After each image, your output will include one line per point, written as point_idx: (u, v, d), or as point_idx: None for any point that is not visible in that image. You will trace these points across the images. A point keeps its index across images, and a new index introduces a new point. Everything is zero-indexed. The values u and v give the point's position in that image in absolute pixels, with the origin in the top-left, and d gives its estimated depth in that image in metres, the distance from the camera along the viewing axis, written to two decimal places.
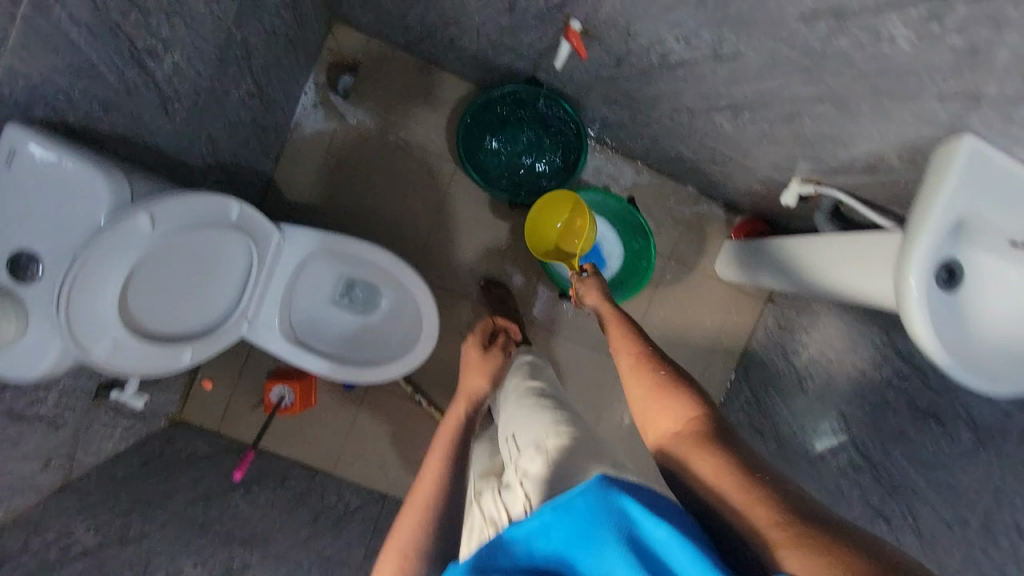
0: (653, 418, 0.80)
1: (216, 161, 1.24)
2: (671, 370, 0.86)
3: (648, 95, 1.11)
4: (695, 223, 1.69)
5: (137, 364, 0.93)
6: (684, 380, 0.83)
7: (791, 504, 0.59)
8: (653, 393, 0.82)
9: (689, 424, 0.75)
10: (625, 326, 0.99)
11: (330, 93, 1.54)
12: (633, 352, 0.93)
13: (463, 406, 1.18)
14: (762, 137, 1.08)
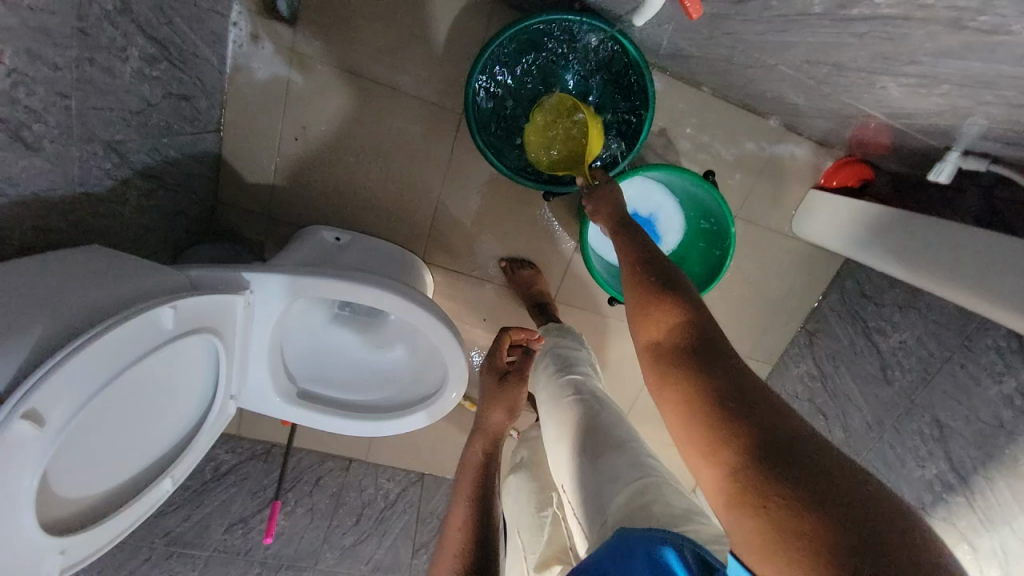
0: (641, 330, 0.76)
1: (133, 169, 0.88)
2: (671, 291, 0.76)
3: (774, 38, 0.70)
4: (773, 168, 1.32)
5: (99, 541, 0.66)
6: (681, 302, 0.74)
7: (764, 437, 0.55)
8: (639, 306, 0.78)
9: (675, 343, 0.70)
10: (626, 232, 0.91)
11: (270, 21, 1.05)
12: (624, 253, 0.88)
13: (479, 447, 0.99)
14: (946, 108, 0.70)
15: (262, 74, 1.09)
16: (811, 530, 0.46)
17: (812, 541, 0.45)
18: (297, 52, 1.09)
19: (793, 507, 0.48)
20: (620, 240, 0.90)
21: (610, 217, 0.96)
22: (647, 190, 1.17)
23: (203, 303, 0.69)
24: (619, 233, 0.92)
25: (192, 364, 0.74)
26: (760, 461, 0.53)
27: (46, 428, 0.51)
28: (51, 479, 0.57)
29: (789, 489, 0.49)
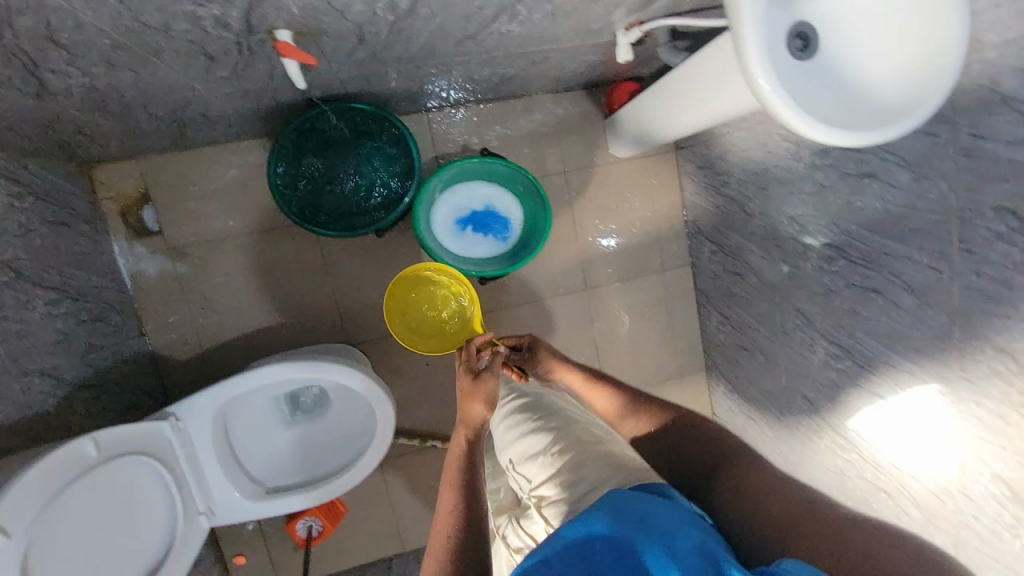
0: (654, 439, 0.99)
1: (72, 386, 1.10)
2: (657, 402, 1.03)
3: (420, 47, 0.96)
4: (567, 124, 1.57)
5: None
6: (670, 409, 1.01)
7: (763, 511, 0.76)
8: (648, 420, 1.02)
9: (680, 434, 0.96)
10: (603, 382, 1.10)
11: (145, 237, 1.36)
12: (612, 402, 1.07)
13: (462, 436, 1.00)
14: (557, 16, 0.94)
15: (156, 275, 1.37)
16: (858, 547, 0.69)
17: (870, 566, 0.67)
18: (173, 247, 1.37)
19: (824, 530, 0.71)
20: (598, 375, 1.11)
21: (582, 372, 1.12)
22: (466, 191, 1.39)
23: (125, 431, 0.88)
24: (599, 382, 1.10)
25: (144, 487, 0.90)
26: (783, 498, 0.77)
27: (10, 538, 0.66)
28: None
29: (809, 518, 0.73)
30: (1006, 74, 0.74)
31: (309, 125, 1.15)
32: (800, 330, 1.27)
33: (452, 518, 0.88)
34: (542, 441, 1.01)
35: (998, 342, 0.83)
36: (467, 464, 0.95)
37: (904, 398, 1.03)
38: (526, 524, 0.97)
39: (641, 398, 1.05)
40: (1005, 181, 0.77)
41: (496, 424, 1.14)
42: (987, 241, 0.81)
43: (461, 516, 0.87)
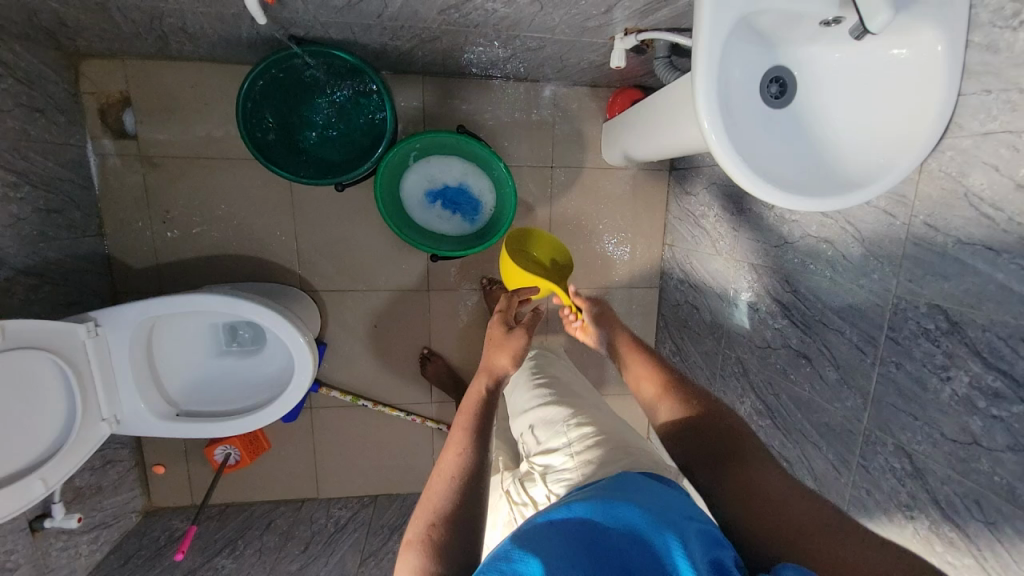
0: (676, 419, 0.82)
1: (14, 269, 1.12)
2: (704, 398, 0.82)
3: (400, 6, 0.93)
4: (565, 119, 1.53)
5: None
6: (692, 392, 0.84)
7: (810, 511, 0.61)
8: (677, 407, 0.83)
9: (706, 433, 0.76)
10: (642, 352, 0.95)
11: (120, 140, 1.35)
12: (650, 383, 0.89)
13: (482, 383, 1.12)
14: (545, 3, 0.90)
15: (126, 180, 1.38)
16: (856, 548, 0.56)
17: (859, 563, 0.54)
18: (145, 156, 1.37)
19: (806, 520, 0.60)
20: (647, 360, 0.93)
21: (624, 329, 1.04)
22: (441, 166, 1.37)
23: (35, 327, 0.91)
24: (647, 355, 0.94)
25: (46, 382, 0.93)
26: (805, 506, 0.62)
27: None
28: None
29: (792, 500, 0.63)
30: (974, 169, 0.69)
31: (281, 65, 1.11)
32: (735, 378, 1.26)
33: (457, 461, 0.93)
34: (565, 414, 1.15)
35: (899, 440, 0.82)
36: (481, 417, 1.02)
37: (807, 470, 1.02)
38: (528, 485, 1.08)
39: (679, 389, 0.85)
40: (944, 279, 0.73)
41: (518, 401, 1.29)
42: (913, 335, 0.79)
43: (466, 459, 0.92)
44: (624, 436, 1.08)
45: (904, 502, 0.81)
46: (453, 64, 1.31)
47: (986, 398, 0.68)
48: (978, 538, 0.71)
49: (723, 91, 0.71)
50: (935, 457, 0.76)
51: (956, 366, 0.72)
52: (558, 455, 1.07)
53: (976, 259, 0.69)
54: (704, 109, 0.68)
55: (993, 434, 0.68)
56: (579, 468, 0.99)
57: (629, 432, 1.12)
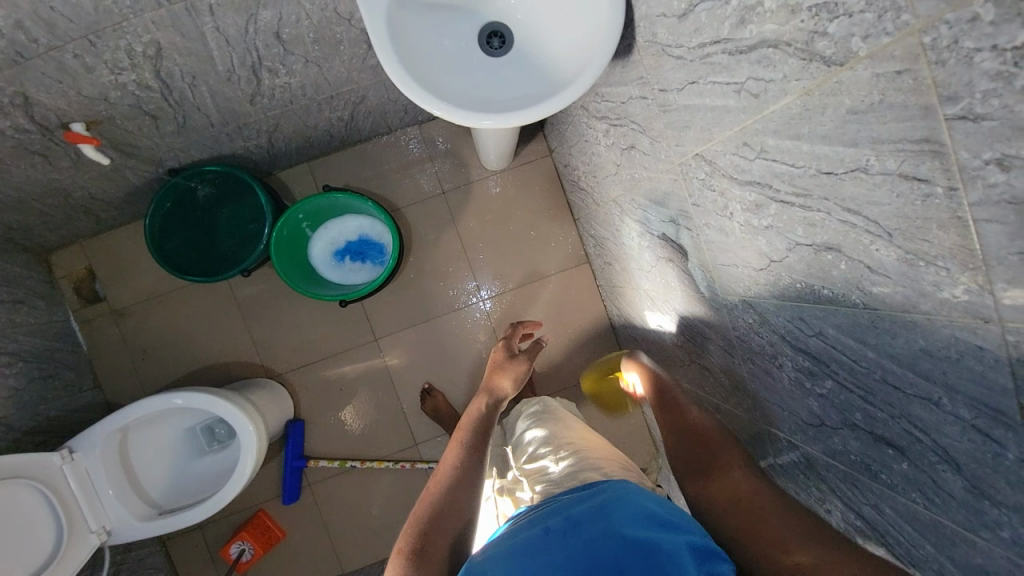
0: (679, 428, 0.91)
1: (21, 432, 1.35)
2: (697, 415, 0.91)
3: (219, 112, 1.13)
4: (439, 150, 1.69)
5: None
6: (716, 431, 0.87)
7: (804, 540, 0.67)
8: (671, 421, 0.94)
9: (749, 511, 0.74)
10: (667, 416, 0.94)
11: (94, 304, 1.64)
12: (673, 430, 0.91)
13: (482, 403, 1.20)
14: (316, 62, 1.07)
15: (107, 334, 1.65)
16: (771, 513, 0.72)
17: (751, 530, 0.72)
18: (115, 310, 1.64)
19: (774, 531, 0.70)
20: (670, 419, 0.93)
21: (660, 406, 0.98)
22: (336, 227, 1.54)
23: (18, 459, 1.08)
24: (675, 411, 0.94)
25: (33, 505, 1.09)
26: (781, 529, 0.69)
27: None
28: None
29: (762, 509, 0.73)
30: (657, 25, 0.74)
31: (165, 193, 1.33)
32: (652, 312, 1.24)
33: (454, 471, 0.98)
34: (553, 429, 1.26)
35: (741, 294, 0.79)
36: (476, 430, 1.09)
37: (717, 368, 0.97)
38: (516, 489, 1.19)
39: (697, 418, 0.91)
40: (689, 127, 0.76)
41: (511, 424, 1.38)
42: (700, 191, 0.79)
43: (460, 471, 0.98)
44: (604, 453, 1.19)
45: (772, 354, 0.76)
46: (320, 143, 1.52)
47: (756, 215, 0.67)
48: (822, 356, 0.65)
49: (410, 44, 0.80)
50: (762, 294, 0.73)
51: (729, 199, 0.72)
52: (545, 462, 1.18)
53: (693, 96, 0.72)
54: (396, 77, 0.76)
55: (776, 245, 0.65)
56: (566, 474, 1.10)
57: (610, 450, 1.25)
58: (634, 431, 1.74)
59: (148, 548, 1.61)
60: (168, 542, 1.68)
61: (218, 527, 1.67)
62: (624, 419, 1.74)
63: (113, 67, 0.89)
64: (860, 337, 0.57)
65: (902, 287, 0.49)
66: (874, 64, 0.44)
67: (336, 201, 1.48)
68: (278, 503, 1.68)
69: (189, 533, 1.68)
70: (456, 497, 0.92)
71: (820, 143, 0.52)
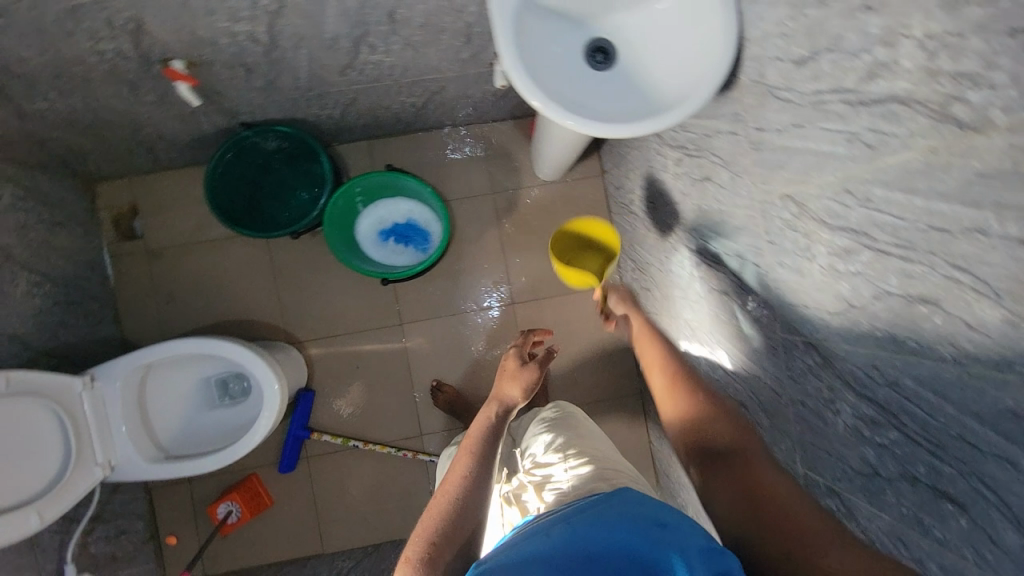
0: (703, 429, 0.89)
1: (38, 353, 1.34)
2: (703, 393, 0.96)
3: (309, 76, 1.16)
4: (497, 152, 1.72)
5: None
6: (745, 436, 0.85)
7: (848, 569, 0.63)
8: (667, 394, 1.00)
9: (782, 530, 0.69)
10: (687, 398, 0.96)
11: (129, 240, 1.64)
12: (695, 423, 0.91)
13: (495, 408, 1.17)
14: (415, 45, 1.10)
15: (136, 272, 1.64)
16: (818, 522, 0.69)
17: (792, 535, 0.68)
18: (149, 250, 1.64)
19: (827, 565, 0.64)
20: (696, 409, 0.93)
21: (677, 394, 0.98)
22: (388, 207, 1.55)
23: (39, 377, 1.07)
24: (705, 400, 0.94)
25: (45, 426, 1.07)
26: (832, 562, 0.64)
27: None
28: None
29: (809, 537, 0.67)
30: (767, 67, 0.78)
31: (233, 144, 1.35)
32: (690, 343, 1.26)
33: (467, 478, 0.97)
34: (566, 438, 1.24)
35: (805, 335, 0.81)
36: (490, 439, 1.07)
37: (757, 406, 0.99)
38: (522, 494, 1.18)
39: (693, 394, 0.96)
40: (782, 167, 0.78)
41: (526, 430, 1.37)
42: (781, 230, 0.82)
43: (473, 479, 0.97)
44: (615, 464, 1.16)
45: (829, 398, 0.78)
46: (386, 124, 1.55)
47: (844, 260, 0.69)
48: (891, 405, 0.67)
49: (528, 44, 0.84)
50: (830, 338, 0.75)
51: (814, 241, 0.74)
52: (554, 470, 1.17)
53: (794, 139, 0.75)
54: (514, 75, 0.79)
55: (860, 291, 0.68)
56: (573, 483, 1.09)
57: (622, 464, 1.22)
58: (639, 460, 1.73)
59: (134, 493, 1.58)
60: (153, 490, 1.64)
61: (208, 485, 1.65)
62: (630, 445, 1.74)
63: (230, 15, 0.92)
64: (940, 392, 0.59)
65: (1000, 348, 0.51)
66: (1013, 135, 0.47)
67: (396, 181, 1.50)
68: (273, 471, 1.66)
69: (177, 485, 1.65)
70: (467, 507, 0.91)
71: (937, 201, 0.55)
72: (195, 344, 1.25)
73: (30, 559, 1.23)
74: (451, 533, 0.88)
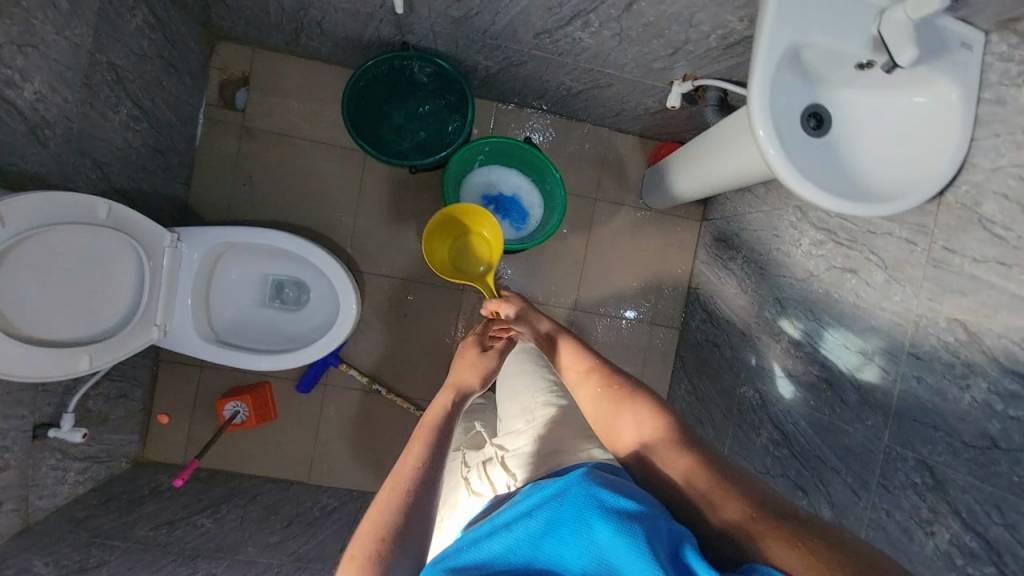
0: (622, 428, 0.90)
1: (113, 188, 1.26)
2: (618, 378, 0.97)
3: (504, 26, 1.12)
4: (612, 161, 1.70)
5: (26, 369, 0.83)
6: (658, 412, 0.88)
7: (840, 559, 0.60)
8: (589, 387, 0.98)
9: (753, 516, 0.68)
10: (606, 387, 0.96)
11: (228, 111, 1.56)
12: (624, 415, 0.90)
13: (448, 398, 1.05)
14: (622, 38, 1.08)
15: (222, 143, 1.56)
16: (740, 489, 0.72)
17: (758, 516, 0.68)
18: (244, 126, 1.56)
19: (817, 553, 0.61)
20: (607, 402, 0.94)
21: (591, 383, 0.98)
22: (501, 174, 1.51)
23: (140, 218, 1.00)
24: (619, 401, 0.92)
25: (124, 269, 1.00)
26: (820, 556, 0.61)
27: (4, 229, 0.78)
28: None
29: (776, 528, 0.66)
30: (986, 198, 0.79)
31: (401, 61, 1.33)
32: (754, 412, 1.28)
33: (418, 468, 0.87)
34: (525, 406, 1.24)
35: (920, 453, 0.84)
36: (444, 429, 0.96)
37: (823, 497, 1.02)
38: (488, 470, 1.17)
39: (605, 386, 0.96)
40: (962, 295, 0.81)
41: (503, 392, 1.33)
42: (933, 350, 0.84)
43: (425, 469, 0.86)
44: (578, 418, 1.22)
45: (924, 518, 0.82)
46: (527, 94, 1.51)
47: (1005, 402, 0.72)
48: (1001, 546, 0.71)
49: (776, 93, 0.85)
50: (952, 465, 0.79)
51: (974, 374, 0.77)
52: (517, 440, 1.18)
53: (992, 274, 0.77)
54: (754, 118, 0.82)
55: (1012, 436, 0.71)
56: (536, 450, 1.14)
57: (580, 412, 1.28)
58: None
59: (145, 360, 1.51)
60: (161, 363, 1.59)
61: (218, 377, 1.59)
62: None
63: None
64: None
65: None
66: None
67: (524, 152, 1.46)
68: (287, 386, 1.61)
69: (188, 366, 1.59)
70: (420, 501, 0.82)
71: None
72: (275, 237, 1.20)
73: (39, 393, 1.17)
74: (402, 531, 0.78)
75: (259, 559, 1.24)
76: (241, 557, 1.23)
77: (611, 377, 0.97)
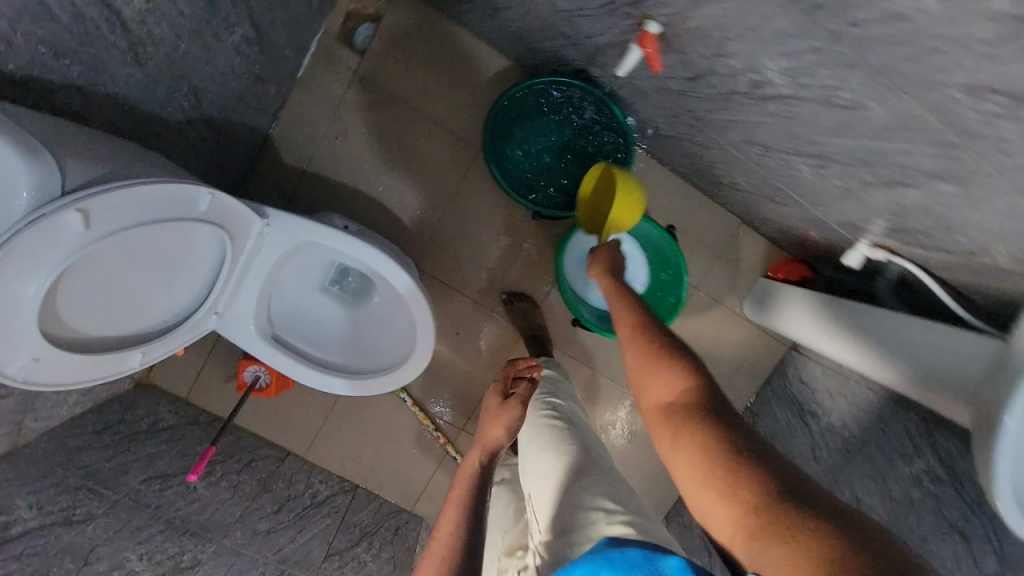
0: (655, 382, 0.82)
1: (200, 115, 1.06)
2: (667, 341, 0.86)
3: (718, 118, 0.92)
4: (729, 255, 1.53)
5: (76, 368, 0.72)
6: (695, 382, 0.79)
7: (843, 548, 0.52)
8: (631, 344, 0.89)
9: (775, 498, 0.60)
10: (645, 345, 0.87)
11: (344, 49, 1.35)
12: (661, 373, 0.82)
13: (476, 455, 1.09)
14: (847, 194, 0.90)
15: (328, 84, 1.35)
16: (761, 486, 0.62)
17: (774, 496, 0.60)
18: (359, 74, 1.35)
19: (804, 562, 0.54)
20: (648, 353, 0.86)
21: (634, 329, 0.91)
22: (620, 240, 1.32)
23: (237, 208, 0.84)
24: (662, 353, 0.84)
25: (205, 260, 0.85)
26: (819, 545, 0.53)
27: (87, 229, 0.64)
28: (67, 285, 0.68)
29: (793, 512, 0.58)
30: None
31: (569, 112, 1.22)
32: None
33: (451, 538, 0.92)
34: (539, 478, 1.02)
35: None
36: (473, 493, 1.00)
37: None
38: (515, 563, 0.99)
39: (651, 343, 0.87)
40: None
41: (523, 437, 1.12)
42: None
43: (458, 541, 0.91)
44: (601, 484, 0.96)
45: None
46: (680, 163, 1.31)
47: None
48: None
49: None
50: None
51: None
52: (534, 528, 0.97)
53: None
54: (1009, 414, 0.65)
55: None
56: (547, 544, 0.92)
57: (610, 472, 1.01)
58: None
59: None
60: None
61: None
62: None
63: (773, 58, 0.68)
64: None
65: None
66: None
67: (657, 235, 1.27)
68: None
69: None
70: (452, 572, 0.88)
71: None
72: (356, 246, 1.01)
73: None
74: None
75: (246, 551, 1.21)
76: (227, 543, 1.19)
77: (659, 332, 0.89)
